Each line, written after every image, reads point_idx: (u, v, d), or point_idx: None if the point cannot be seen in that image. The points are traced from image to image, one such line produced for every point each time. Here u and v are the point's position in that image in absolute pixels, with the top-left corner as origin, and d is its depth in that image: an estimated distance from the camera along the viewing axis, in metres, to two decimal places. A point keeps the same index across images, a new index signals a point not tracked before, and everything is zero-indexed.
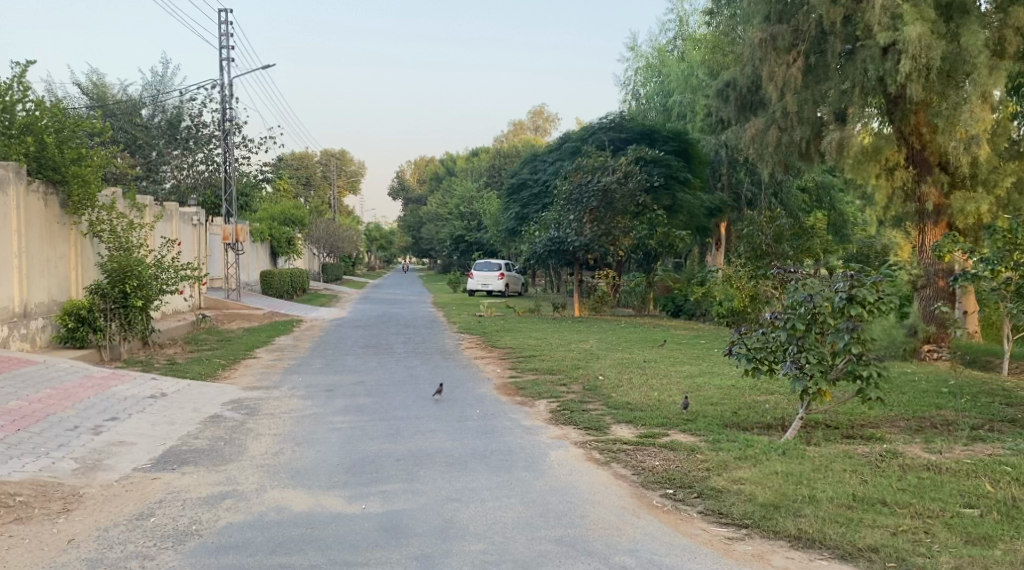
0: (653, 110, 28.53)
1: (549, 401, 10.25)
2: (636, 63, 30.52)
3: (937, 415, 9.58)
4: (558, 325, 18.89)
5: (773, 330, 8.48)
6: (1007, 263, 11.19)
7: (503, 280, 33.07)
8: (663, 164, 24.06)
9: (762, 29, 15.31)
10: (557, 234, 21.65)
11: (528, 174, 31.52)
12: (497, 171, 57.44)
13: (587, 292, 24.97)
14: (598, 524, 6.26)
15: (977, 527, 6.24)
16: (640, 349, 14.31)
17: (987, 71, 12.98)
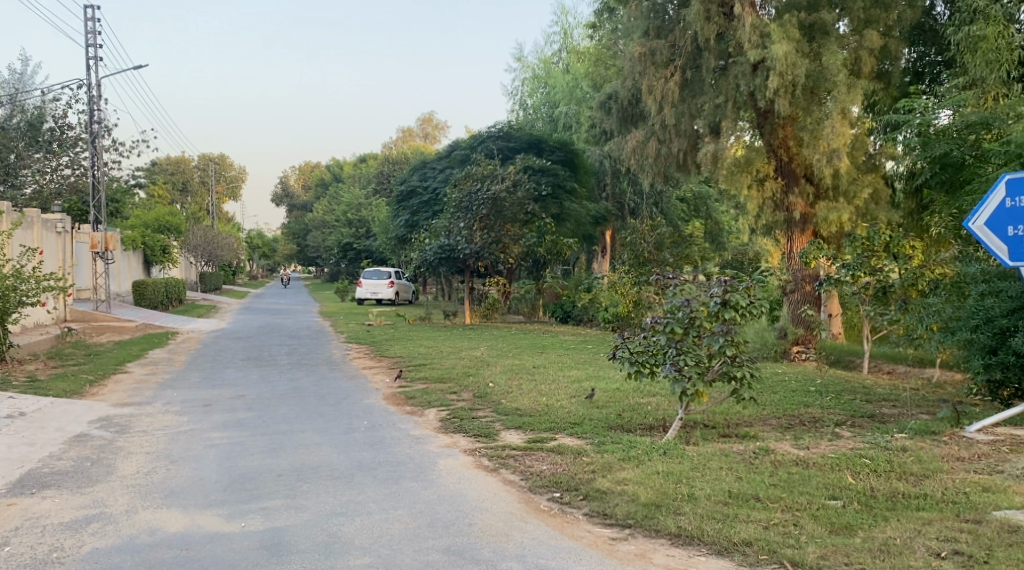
0: (540, 119, 29.07)
1: (439, 409, 10.37)
2: (523, 73, 31.03)
3: (806, 413, 10.18)
4: (449, 333, 19.09)
5: (653, 334, 8.83)
6: (865, 268, 12.17)
7: (392, 288, 32.88)
8: (550, 173, 24.51)
9: (641, 44, 15.81)
10: (446, 241, 21.62)
11: (417, 181, 31.47)
12: (385, 178, 57.03)
13: (477, 300, 25.20)
14: (487, 531, 6.42)
15: (840, 517, 6.72)
16: (530, 355, 14.56)
17: (846, 89, 13.84)
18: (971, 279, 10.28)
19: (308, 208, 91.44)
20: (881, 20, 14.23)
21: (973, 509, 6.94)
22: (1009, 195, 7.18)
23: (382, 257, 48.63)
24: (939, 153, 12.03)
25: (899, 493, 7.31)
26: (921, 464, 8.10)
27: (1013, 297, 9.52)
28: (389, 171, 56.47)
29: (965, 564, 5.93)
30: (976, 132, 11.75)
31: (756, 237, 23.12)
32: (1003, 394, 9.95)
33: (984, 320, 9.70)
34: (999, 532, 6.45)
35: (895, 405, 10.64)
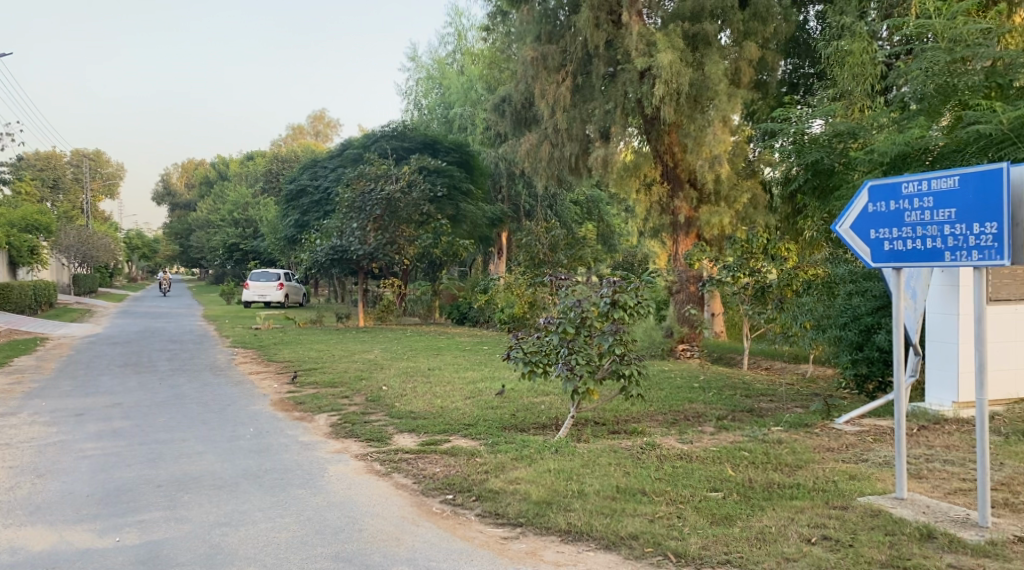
0: (435, 120, 29.10)
1: (330, 414, 10.31)
2: (417, 73, 31.00)
3: (690, 408, 10.62)
4: (341, 335, 19.08)
5: (546, 334, 9.03)
6: (744, 269, 12.77)
7: (282, 290, 32.26)
8: (445, 174, 24.54)
9: (534, 48, 16.08)
10: (338, 242, 21.35)
11: (307, 180, 31.01)
12: (274, 176, 55.90)
13: (371, 301, 25.11)
14: (377, 536, 6.49)
15: (721, 508, 7.08)
16: (424, 357, 14.65)
17: (726, 98, 14.47)
18: (840, 280, 11.19)
19: (191, 207, 88.54)
20: (759, 33, 14.99)
21: (841, 496, 7.43)
22: (870, 200, 7.72)
23: (271, 257, 47.65)
24: (811, 159, 12.61)
25: (775, 483, 7.74)
26: (795, 455, 8.61)
27: (878, 297, 10.34)
28: (278, 170, 55.42)
29: (832, 547, 6.35)
30: (844, 140, 12.46)
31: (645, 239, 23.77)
32: (869, 388, 10.61)
33: (851, 318, 10.51)
34: (864, 517, 6.93)
35: (772, 400, 11.21)
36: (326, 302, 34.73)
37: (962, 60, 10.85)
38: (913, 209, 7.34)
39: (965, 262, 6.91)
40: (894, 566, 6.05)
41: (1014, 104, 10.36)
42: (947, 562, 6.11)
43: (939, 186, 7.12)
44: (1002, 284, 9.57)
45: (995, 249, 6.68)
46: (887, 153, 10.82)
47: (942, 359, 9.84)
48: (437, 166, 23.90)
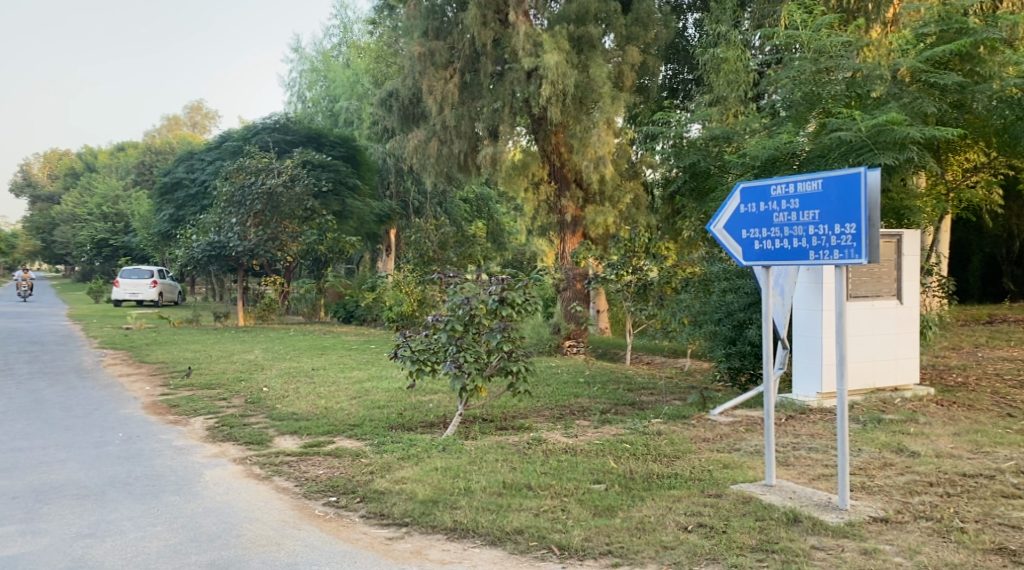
0: (319, 113, 28.79)
1: (207, 417, 10.12)
2: (301, 65, 30.63)
3: (575, 403, 10.91)
4: (219, 335, 18.57)
5: (435, 332, 8.98)
6: (627, 267, 13.42)
7: (155, 288, 31.18)
8: (332, 169, 24.15)
9: (421, 44, 16.09)
10: (216, 238, 20.82)
11: (182, 172, 30.17)
12: (146, 168, 53.83)
13: (252, 299, 24.61)
14: (256, 541, 6.44)
15: (603, 499, 7.34)
16: (307, 357, 14.50)
17: (610, 100, 14.89)
18: (715, 278, 11.72)
19: (56, 200, 84.10)
20: (641, 38, 15.56)
21: (715, 484, 7.81)
22: (742, 201, 8.14)
23: (142, 252, 45.85)
24: (689, 162, 13.12)
25: (654, 474, 8.06)
26: (673, 446, 8.98)
27: (749, 293, 11.02)
28: (151, 162, 53.33)
29: (707, 534, 6.68)
30: (719, 144, 13.09)
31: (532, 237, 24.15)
32: (741, 380, 11.21)
33: (726, 314, 11.10)
34: (736, 503, 7.31)
35: (652, 393, 11.61)
36: (203, 300, 33.72)
37: (827, 71, 11.70)
38: (781, 209, 7.76)
39: (827, 260, 7.36)
40: (763, 549, 6.40)
41: (872, 113, 11.12)
42: (811, 544, 6.51)
43: (804, 189, 7.54)
44: (860, 282, 10.27)
45: (854, 248, 7.14)
46: (758, 157, 11.43)
47: (807, 352, 10.44)
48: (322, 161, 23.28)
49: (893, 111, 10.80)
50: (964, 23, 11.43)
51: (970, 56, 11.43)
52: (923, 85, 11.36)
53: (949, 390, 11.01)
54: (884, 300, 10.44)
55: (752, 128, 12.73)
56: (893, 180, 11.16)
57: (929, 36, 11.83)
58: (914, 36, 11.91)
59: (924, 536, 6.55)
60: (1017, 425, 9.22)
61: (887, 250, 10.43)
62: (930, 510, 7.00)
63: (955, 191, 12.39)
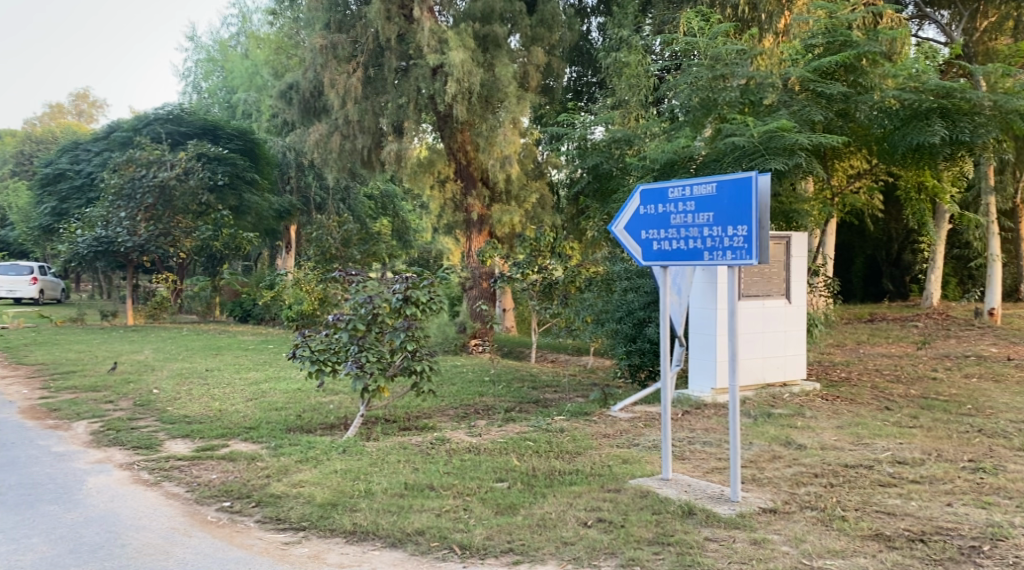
0: (217, 104, 28.26)
1: (90, 421, 9.78)
2: (196, 55, 29.99)
3: (479, 401, 10.99)
4: (105, 335, 17.88)
5: (336, 331, 8.90)
6: (533, 266, 13.48)
7: (36, 284, 29.89)
8: (227, 162, 23.17)
9: (323, 36, 15.85)
10: (103, 232, 19.91)
11: (66, 163, 28.93)
12: (27, 159, 51.52)
13: (143, 297, 23.84)
14: (141, 550, 6.31)
15: (505, 497, 7.44)
16: (201, 358, 14.16)
17: (516, 100, 15.14)
18: (617, 277, 11.97)
19: None
20: (546, 39, 15.81)
21: (614, 479, 8.01)
22: (642, 203, 8.36)
23: (20, 244, 43.84)
24: (592, 163, 13.54)
25: (556, 471, 8.21)
26: (575, 442, 9.16)
27: (649, 292, 11.35)
28: (33, 152, 50.96)
29: (606, 529, 6.86)
30: (621, 146, 13.42)
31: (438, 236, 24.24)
32: (640, 376, 11.55)
33: (626, 313, 11.39)
34: (634, 498, 7.52)
35: (556, 390, 11.80)
36: (90, 297, 32.49)
37: (722, 78, 12.20)
38: (679, 211, 7.99)
39: (721, 261, 7.61)
40: (659, 542, 6.61)
41: (764, 119, 11.62)
42: (704, 535, 6.75)
43: (701, 192, 7.80)
44: (751, 282, 10.71)
45: (746, 249, 7.42)
46: (657, 161, 11.86)
47: (702, 349, 10.83)
48: (218, 153, 22.44)
49: (783, 118, 11.30)
50: (848, 36, 12.03)
51: (853, 68, 11.98)
52: (811, 94, 11.90)
53: (834, 385, 11.57)
54: (774, 299, 10.90)
55: (651, 131, 13.08)
56: (783, 184, 11.64)
57: (816, 47, 12.47)
58: (804, 46, 12.52)
59: (808, 525, 6.86)
60: (895, 417, 9.76)
61: (776, 251, 10.87)
62: (815, 500, 7.34)
63: (840, 196, 13.01)
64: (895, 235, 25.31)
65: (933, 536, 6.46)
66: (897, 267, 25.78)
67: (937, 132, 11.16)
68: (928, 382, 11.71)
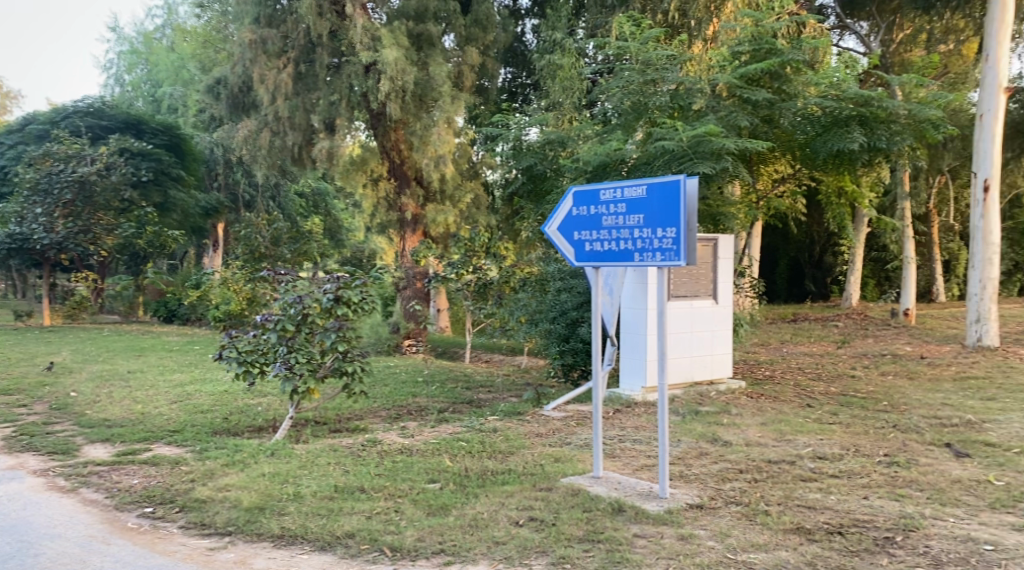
0: (140, 97, 27.80)
1: (2, 426, 9.48)
2: (119, 46, 29.39)
3: (412, 402, 10.98)
4: (20, 335, 17.53)
5: (263, 332, 8.74)
6: (468, 266, 13.55)
7: None
8: (152, 158, 22.47)
9: (252, 31, 15.60)
10: (17, 229, 19.54)
11: None
12: None
13: (62, 296, 23.19)
14: (57, 561, 6.18)
15: (437, 498, 7.46)
16: (123, 359, 13.83)
17: (450, 99, 15.22)
18: (550, 277, 12.05)
19: None
20: (480, 39, 16.15)
21: (546, 478, 8.09)
22: (574, 204, 8.46)
23: None
24: (526, 165, 13.66)
25: (488, 471, 8.26)
26: (508, 442, 9.23)
27: (582, 293, 11.47)
28: None
29: (538, 527, 6.93)
30: (554, 148, 13.55)
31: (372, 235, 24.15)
32: (573, 376, 11.70)
33: (560, 313, 11.49)
34: (565, 496, 7.61)
35: (490, 390, 11.86)
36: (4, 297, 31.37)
37: (653, 82, 12.52)
38: (610, 213, 8.10)
39: (650, 262, 7.75)
40: (589, 539, 6.71)
41: (692, 123, 11.89)
42: (633, 532, 6.87)
43: (631, 194, 7.92)
44: (680, 283, 10.92)
45: (674, 251, 7.56)
46: (591, 162, 11.97)
47: (633, 348, 10.99)
48: (142, 149, 21.71)
49: (711, 123, 11.57)
50: (773, 44, 12.40)
51: (777, 75, 12.44)
52: (737, 100, 12.25)
53: (758, 383, 11.89)
54: (701, 299, 11.14)
55: (584, 134, 13.22)
56: (710, 188, 11.91)
57: (743, 54, 12.84)
58: (730, 53, 12.84)
59: (733, 520, 7.03)
60: (816, 414, 10.07)
61: (704, 253, 11.08)
62: (740, 495, 7.53)
63: (764, 200, 13.31)
64: (816, 239, 25.96)
65: (850, 528, 6.67)
66: (819, 270, 26.51)
67: (855, 139, 11.52)
68: (847, 380, 12.11)
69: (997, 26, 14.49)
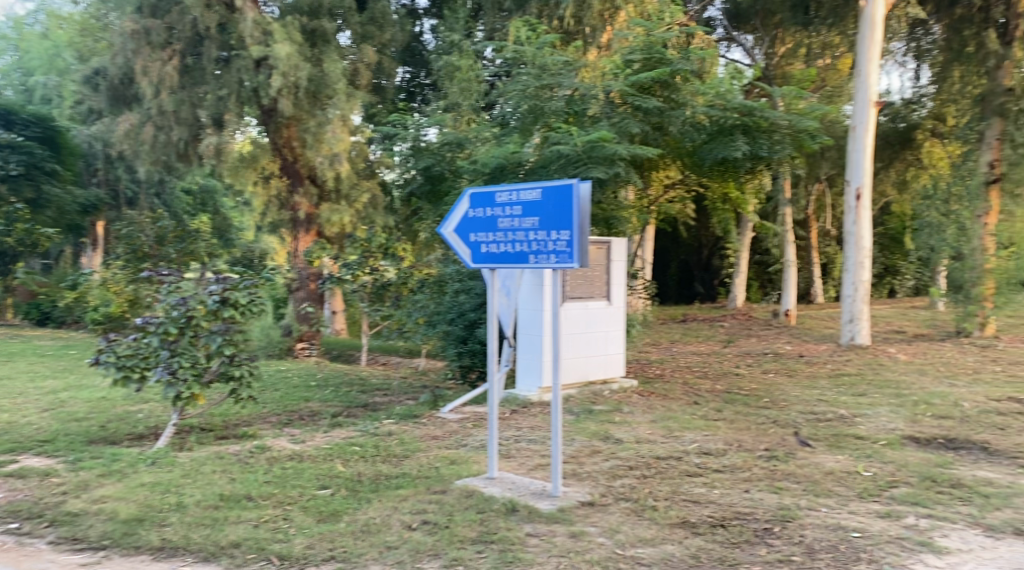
0: (10, 86, 26.22)
1: None
2: None
3: (304, 407, 10.79)
4: None
5: (144, 335, 8.45)
6: (364, 267, 13.45)
7: None
8: (24, 151, 21.44)
9: (134, 21, 15.02)
10: None
11: None
12: None
13: None
14: None
15: (328, 504, 7.36)
16: None
17: (345, 97, 15.20)
18: (448, 279, 12.02)
19: None
20: (376, 37, 16.29)
21: (440, 481, 8.08)
22: (471, 206, 8.49)
23: None
24: (424, 165, 13.57)
25: (382, 475, 8.20)
26: (403, 446, 9.17)
27: (480, 294, 11.50)
28: None
29: (430, 530, 6.91)
30: (452, 149, 13.54)
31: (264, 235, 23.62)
32: (471, 377, 11.77)
33: (458, 314, 11.50)
34: (459, 498, 7.62)
35: (386, 393, 11.77)
36: None
37: (549, 88, 12.67)
38: (505, 215, 8.13)
39: (545, 265, 7.81)
40: (482, 540, 6.72)
41: (587, 129, 12.09)
42: (525, 531, 6.92)
43: (525, 197, 7.97)
44: (576, 284, 11.07)
45: (568, 253, 7.65)
46: (488, 165, 12.00)
47: (530, 349, 11.08)
48: (10, 141, 20.88)
49: (604, 129, 11.80)
50: (663, 54, 12.72)
51: (667, 84, 12.59)
52: (629, 107, 12.50)
53: (649, 382, 12.18)
54: (596, 300, 11.31)
55: (483, 137, 13.20)
56: (604, 193, 12.15)
57: (635, 62, 13.01)
58: (622, 61, 12.99)
59: (623, 516, 7.17)
60: (703, 411, 10.39)
61: (598, 255, 11.29)
62: (629, 492, 7.69)
63: (656, 204, 13.68)
64: (705, 242, 26.83)
65: (732, 521, 6.90)
66: (708, 272, 27.38)
67: (739, 147, 12.22)
68: (733, 377, 12.53)
69: (867, 43, 15.23)
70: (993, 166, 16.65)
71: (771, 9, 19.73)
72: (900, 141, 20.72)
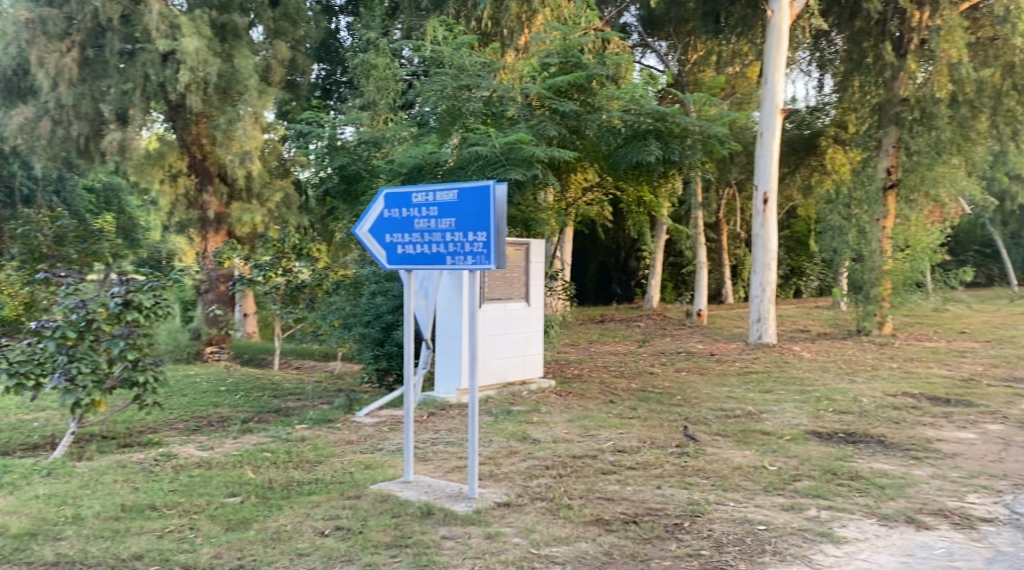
0: None
1: None
2: None
3: (213, 413, 10.50)
4: None
5: (39, 340, 8.04)
6: (276, 268, 13.15)
7: None
8: None
9: (29, 9, 14.34)
10: None
11: None
12: None
13: None
14: None
15: (237, 513, 7.17)
16: None
17: (256, 93, 15.05)
18: (364, 280, 11.89)
19: None
20: (289, 33, 16.21)
21: (354, 486, 7.96)
22: (385, 206, 8.38)
23: None
24: (339, 164, 13.27)
25: (294, 481, 8.04)
26: (316, 451, 9.01)
27: (396, 297, 11.41)
28: None
29: (343, 536, 6.80)
30: (368, 149, 13.45)
31: (172, 235, 22.96)
32: (388, 380, 11.65)
33: (374, 316, 11.34)
34: (374, 503, 7.52)
35: (299, 398, 11.56)
36: None
37: (467, 88, 12.68)
38: (421, 216, 8.06)
39: (461, 266, 7.77)
40: (396, 545, 6.64)
41: (504, 130, 12.10)
42: (441, 534, 6.87)
43: (442, 198, 7.92)
44: (494, 285, 11.04)
45: (485, 254, 7.61)
46: (405, 165, 11.90)
47: (447, 351, 11.01)
48: None
49: (521, 131, 11.84)
50: (579, 58, 12.95)
51: (583, 88, 12.86)
52: (547, 110, 12.57)
53: (566, 382, 12.26)
54: (514, 301, 11.34)
55: (400, 136, 13.17)
56: (524, 194, 12.20)
57: (551, 66, 13.19)
58: (539, 64, 13.16)
59: (538, 515, 7.19)
60: (618, 409, 10.52)
61: (516, 256, 11.27)
62: (545, 491, 7.72)
63: (573, 208, 13.69)
64: (622, 244, 27.34)
65: (644, 517, 6.99)
66: (624, 273, 27.83)
67: (652, 152, 12.29)
68: (647, 376, 12.73)
69: (774, 52, 15.68)
70: (890, 172, 17.68)
71: (685, 15, 20.26)
72: (804, 147, 21.19)
